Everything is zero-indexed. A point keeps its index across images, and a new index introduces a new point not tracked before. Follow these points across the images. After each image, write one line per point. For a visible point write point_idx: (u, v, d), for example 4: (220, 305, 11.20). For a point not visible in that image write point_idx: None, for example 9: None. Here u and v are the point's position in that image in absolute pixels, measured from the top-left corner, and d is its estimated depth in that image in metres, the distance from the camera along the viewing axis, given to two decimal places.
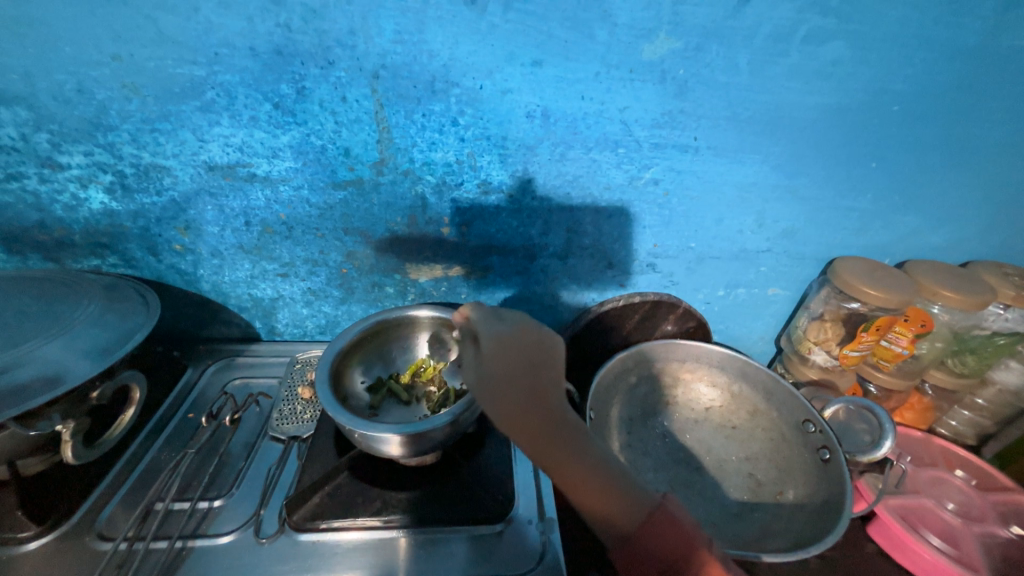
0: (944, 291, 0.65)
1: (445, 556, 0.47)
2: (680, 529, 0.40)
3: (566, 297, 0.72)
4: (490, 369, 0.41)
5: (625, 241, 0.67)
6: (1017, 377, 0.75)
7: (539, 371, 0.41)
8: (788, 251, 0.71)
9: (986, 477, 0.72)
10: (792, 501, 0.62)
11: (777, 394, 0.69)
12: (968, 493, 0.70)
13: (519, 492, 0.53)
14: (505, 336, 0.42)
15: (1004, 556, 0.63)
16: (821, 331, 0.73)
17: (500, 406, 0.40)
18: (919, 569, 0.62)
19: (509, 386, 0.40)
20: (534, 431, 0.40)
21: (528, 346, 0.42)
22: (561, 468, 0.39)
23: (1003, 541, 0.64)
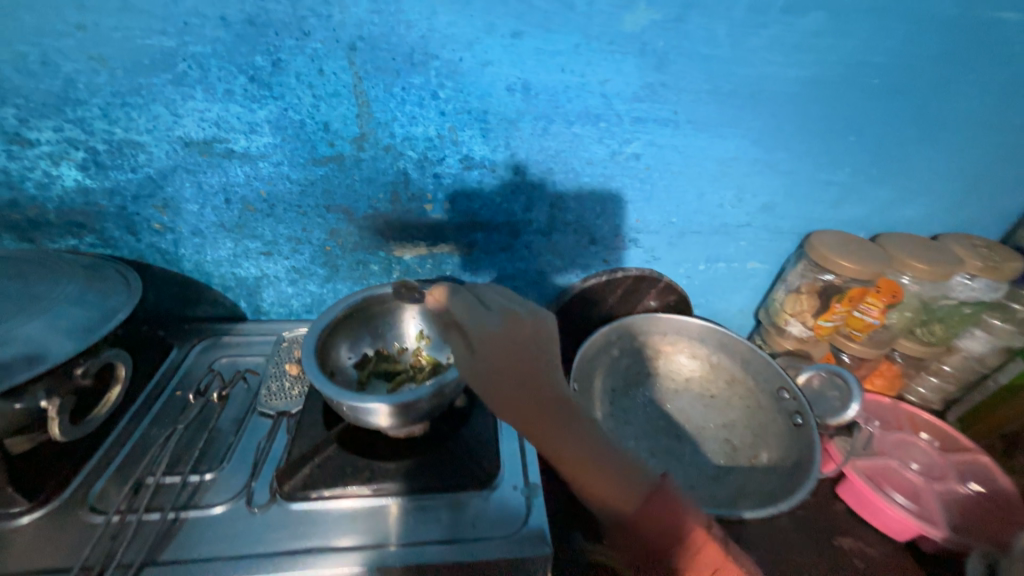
0: (914, 262, 0.68)
1: (433, 521, 0.49)
2: (672, 514, 0.41)
3: (550, 273, 0.73)
4: (484, 366, 0.45)
5: (608, 216, 0.68)
6: (981, 344, 0.78)
7: (527, 358, 0.46)
8: (767, 225, 0.73)
9: (948, 438, 0.76)
10: (766, 464, 0.65)
11: (754, 364, 0.73)
12: (931, 454, 0.74)
13: (505, 461, 0.54)
14: (487, 323, 0.46)
15: (961, 510, 0.67)
16: (798, 303, 0.75)
17: (489, 394, 0.46)
18: (883, 523, 0.67)
19: (498, 377, 0.45)
20: (526, 417, 0.45)
21: (512, 334, 0.46)
22: (552, 450, 0.45)
23: (960, 497, 0.69)
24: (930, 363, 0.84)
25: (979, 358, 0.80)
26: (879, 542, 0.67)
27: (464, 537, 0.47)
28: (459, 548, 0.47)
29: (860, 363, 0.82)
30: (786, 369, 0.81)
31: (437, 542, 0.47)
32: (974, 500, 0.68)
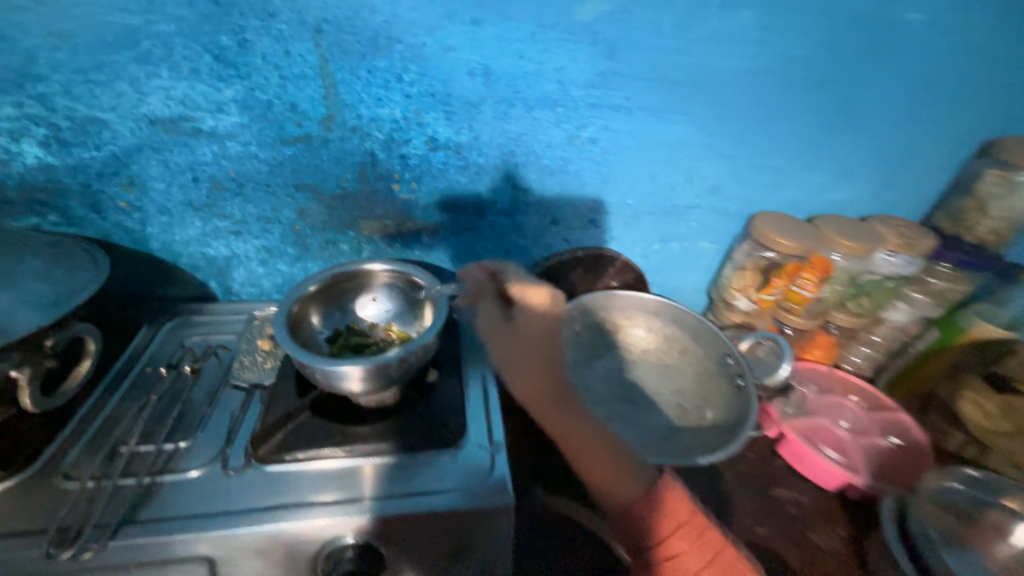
0: (841, 239, 0.76)
1: (403, 476, 0.52)
2: (673, 503, 0.52)
3: (516, 254, 0.77)
4: (521, 352, 0.61)
5: (568, 197, 0.72)
6: (904, 316, 0.86)
7: (549, 351, 0.62)
8: (715, 207, 0.79)
9: (874, 399, 0.84)
10: (712, 422, 0.72)
11: (703, 334, 0.79)
12: (858, 414, 0.82)
13: (471, 423, 0.58)
14: (542, 299, 0.62)
15: (880, 460, 0.75)
16: (742, 279, 0.83)
17: (525, 358, 0.61)
18: (815, 474, 0.75)
19: (539, 347, 0.62)
20: (551, 385, 0.60)
21: (557, 311, 0.63)
22: (567, 423, 0.57)
23: (881, 448, 0.77)
24: (859, 332, 0.91)
25: (901, 327, 0.87)
26: (811, 492, 0.75)
27: (432, 489, 0.51)
28: (428, 499, 0.50)
29: (799, 335, 0.89)
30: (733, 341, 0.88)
31: (407, 495, 0.50)
32: (893, 452, 0.76)
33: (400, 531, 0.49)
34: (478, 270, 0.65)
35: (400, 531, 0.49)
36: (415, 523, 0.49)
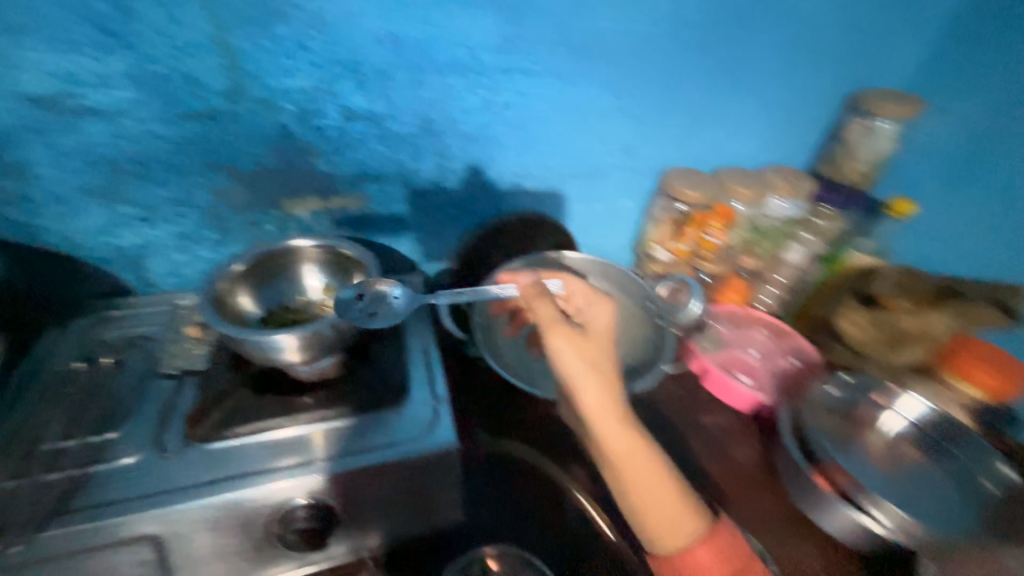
0: (739, 188, 0.86)
1: (349, 438, 0.54)
2: (731, 553, 0.53)
3: (447, 222, 0.79)
4: (589, 363, 0.59)
5: (492, 163, 0.75)
6: (800, 253, 0.93)
7: (615, 370, 0.61)
8: (630, 166, 0.85)
9: (779, 329, 0.91)
10: (639, 358, 0.80)
11: (627, 284, 0.87)
12: (768, 343, 0.89)
13: (414, 382, 0.61)
14: (606, 314, 0.68)
15: (787, 379, 0.84)
16: (660, 231, 0.92)
17: (601, 372, 0.59)
18: (734, 397, 0.84)
19: (613, 363, 0.61)
20: (619, 407, 0.58)
21: (615, 331, 0.67)
22: (635, 444, 0.56)
23: (786, 368, 0.85)
24: (763, 272, 0.98)
25: (799, 266, 0.95)
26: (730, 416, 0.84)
27: (379, 446, 0.53)
28: (377, 454, 0.52)
29: (715, 281, 0.99)
30: None
31: (354, 453, 0.52)
32: (796, 369, 0.85)
33: (351, 486, 0.52)
34: (530, 275, 0.74)
35: (352, 485, 0.52)
36: (365, 477, 0.52)
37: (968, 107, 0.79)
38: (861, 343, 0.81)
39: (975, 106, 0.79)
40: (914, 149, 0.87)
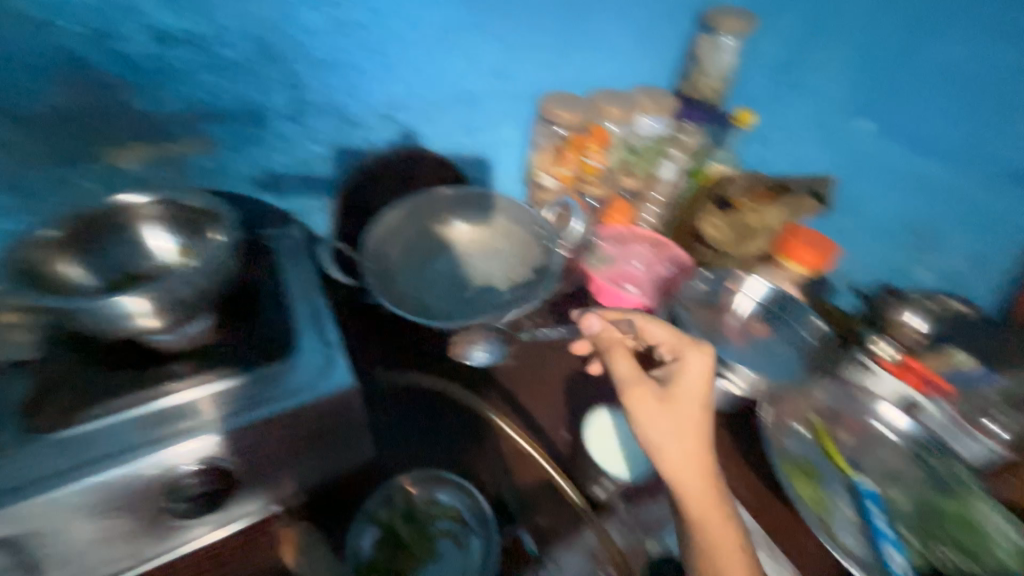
0: (608, 108, 0.91)
1: (235, 397, 0.50)
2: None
3: (314, 160, 0.77)
4: (679, 429, 0.58)
5: (349, 90, 0.73)
6: (672, 171, 0.99)
7: (705, 431, 0.60)
8: (502, 91, 0.86)
9: (658, 243, 0.99)
10: (537, 283, 0.83)
11: (517, 213, 0.89)
12: (649, 257, 0.97)
13: (303, 333, 0.57)
14: (702, 367, 0.62)
15: (665, 286, 0.92)
16: (542, 157, 0.94)
17: (692, 420, 0.59)
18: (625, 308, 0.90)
19: (704, 420, 0.60)
20: (705, 457, 0.59)
21: (711, 385, 0.62)
22: (710, 495, 0.57)
23: (663, 276, 0.94)
24: (643, 193, 1.02)
25: (672, 183, 1.00)
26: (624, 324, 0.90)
27: (271, 398, 0.51)
28: (269, 408, 0.50)
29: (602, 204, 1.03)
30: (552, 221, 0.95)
31: (244, 411, 0.50)
32: (672, 276, 0.94)
33: (248, 443, 0.50)
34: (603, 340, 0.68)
35: (248, 442, 0.50)
36: (261, 432, 0.51)
37: (979, 81, 0.72)
38: (721, 243, 0.91)
39: (1010, 54, 0.69)
40: (921, 83, 0.77)
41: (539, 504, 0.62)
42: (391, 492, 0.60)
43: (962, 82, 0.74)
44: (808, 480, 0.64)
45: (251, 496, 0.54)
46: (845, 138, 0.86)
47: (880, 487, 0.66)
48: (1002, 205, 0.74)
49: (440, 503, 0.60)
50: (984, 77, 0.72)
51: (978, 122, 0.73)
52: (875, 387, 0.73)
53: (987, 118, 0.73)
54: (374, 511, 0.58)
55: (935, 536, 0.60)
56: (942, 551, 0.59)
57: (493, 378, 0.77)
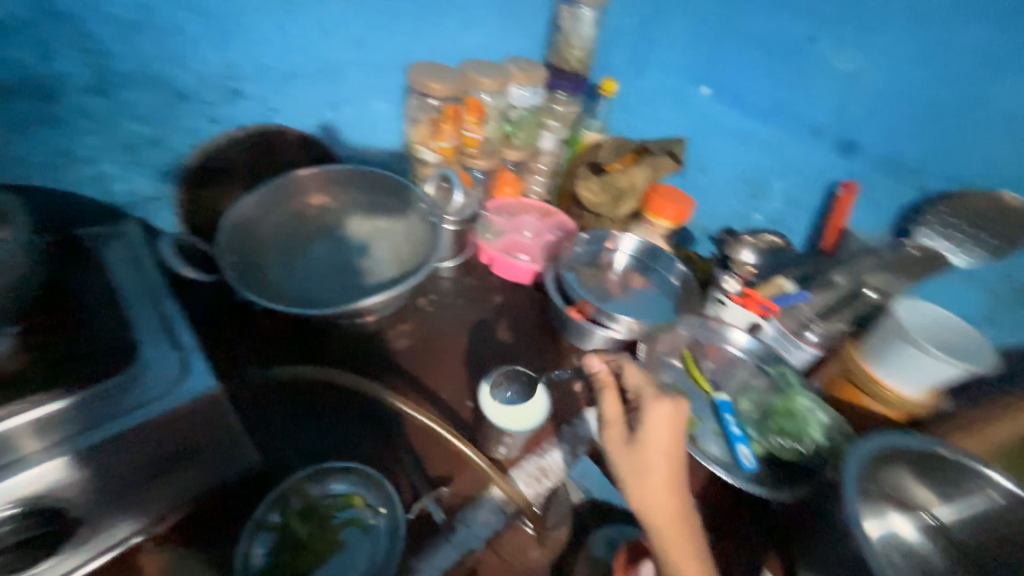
0: (480, 79, 0.90)
1: (68, 421, 0.43)
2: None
3: (142, 143, 0.68)
4: (650, 473, 0.57)
5: (177, 61, 0.65)
6: (551, 142, 1.04)
7: (678, 472, 0.58)
8: (366, 61, 0.82)
9: (544, 209, 1.03)
10: (422, 258, 0.81)
11: (398, 190, 0.86)
12: (537, 224, 1.01)
13: (146, 339, 0.51)
14: (669, 418, 0.60)
15: (551, 249, 0.97)
16: (419, 131, 0.91)
17: (654, 473, 0.57)
18: (518, 274, 0.94)
19: (675, 473, 0.57)
20: (676, 511, 0.56)
21: (683, 436, 0.60)
22: (686, 552, 0.54)
23: (549, 241, 0.98)
24: (529, 164, 1.07)
25: (553, 153, 1.05)
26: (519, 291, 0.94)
27: (115, 415, 0.45)
28: (121, 423, 0.44)
29: (488, 177, 1.03)
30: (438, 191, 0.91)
31: (80, 435, 0.43)
32: (557, 240, 0.99)
33: (98, 465, 0.44)
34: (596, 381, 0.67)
35: (96, 465, 0.44)
36: (111, 452, 0.44)
37: (922, 87, 0.75)
38: (597, 206, 0.97)
39: (949, 59, 0.72)
40: (868, 97, 0.79)
41: (452, 479, 0.64)
42: (281, 495, 0.56)
43: (908, 91, 0.76)
44: None
45: (119, 523, 0.48)
46: (687, 103, 0.96)
47: (732, 399, 0.79)
48: (805, 155, 0.86)
49: (333, 494, 0.58)
50: (926, 84, 0.74)
51: (938, 127, 0.75)
52: (727, 318, 0.86)
53: (935, 122, 0.75)
54: (265, 517, 0.54)
55: (771, 429, 0.73)
56: (777, 440, 0.72)
57: (392, 361, 0.77)
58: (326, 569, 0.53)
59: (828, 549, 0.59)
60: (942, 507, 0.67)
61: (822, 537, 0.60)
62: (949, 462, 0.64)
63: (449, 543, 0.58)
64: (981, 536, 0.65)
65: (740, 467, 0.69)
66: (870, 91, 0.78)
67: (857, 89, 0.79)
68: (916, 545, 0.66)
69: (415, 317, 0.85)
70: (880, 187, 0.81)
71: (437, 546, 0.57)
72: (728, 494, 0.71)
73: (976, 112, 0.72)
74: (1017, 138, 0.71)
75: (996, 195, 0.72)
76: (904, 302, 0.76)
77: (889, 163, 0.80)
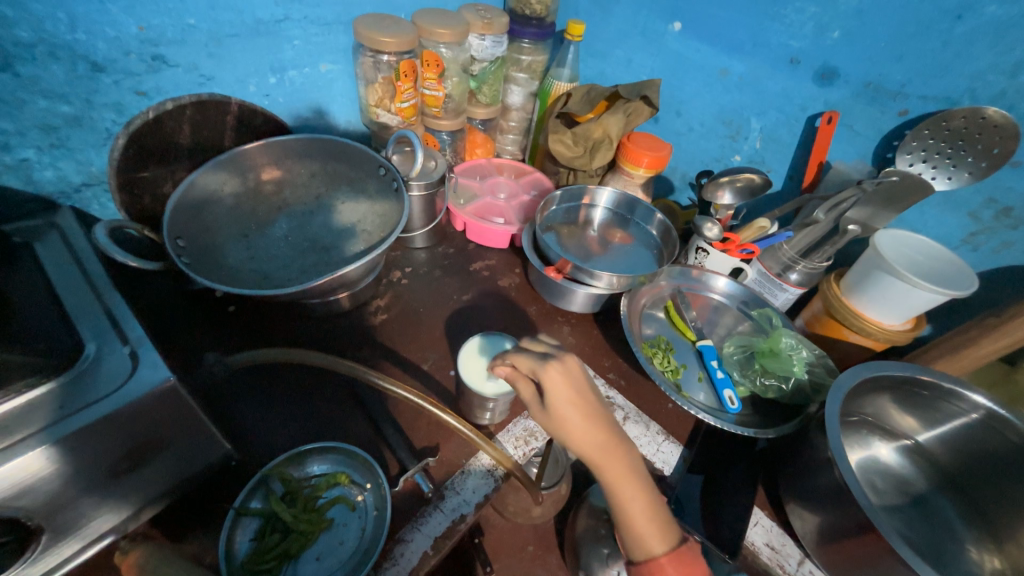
0: (437, 30, 0.79)
1: (41, 412, 0.41)
2: (696, 567, 0.47)
3: (66, 124, 0.63)
4: (568, 425, 0.49)
5: (87, 26, 0.58)
6: (519, 96, 1.02)
7: (599, 415, 0.50)
8: (308, 17, 0.75)
9: (518, 170, 1.00)
10: (387, 229, 0.77)
11: (356, 156, 0.79)
12: (512, 183, 0.97)
13: (92, 336, 0.48)
14: (564, 375, 0.50)
15: (526, 209, 0.93)
16: (374, 93, 0.83)
17: (576, 432, 0.49)
18: (494, 239, 0.91)
19: (596, 421, 0.49)
20: (612, 456, 0.48)
21: (586, 383, 0.51)
22: (631, 491, 0.48)
23: (525, 201, 0.94)
24: (500, 122, 1.07)
25: (522, 107, 1.04)
26: (496, 255, 0.92)
27: (70, 411, 0.41)
28: (92, 410, 0.42)
29: (455, 139, 0.96)
30: (399, 157, 0.81)
31: (51, 425, 0.40)
32: (533, 200, 0.95)
33: (71, 460, 0.41)
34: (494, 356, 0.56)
35: (55, 466, 0.40)
36: (68, 451, 0.41)
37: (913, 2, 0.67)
38: (570, 159, 0.92)
39: None
40: (853, 18, 0.71)
41: (436, 449, 0.63)
42: (261, 480, 0.55)
43: (898, 9, 0.68)
44: (663, 355, 0.74)
45: (95, 519, 0.46)
46: (657, 42, 0.89)
47: (716, 344, 0.79)
48: (785, 88, 0.80)
49: (315, 475, 0.58)
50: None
51: (929, 43, 0.68)
52: (709, 266, 0.84)
53: (927, 40, 0.68)
54: (246, 505, 0.53)
55: (755, 370, 0.73)
56: (762, 380, 0.72)
57: (370, 337, 0.74)
58: (314, 547, 0.53)
59: (817, 482, 0.59)
60: (921, 430, 0.69)
61: (809, 471, 0.60)
62: (930, 388, 0.64)
63: (439, 511, 0.57)
64: (962, 455, 0.66)
65: (725, 410, 0.70)
66: (847, 11, 0.71)
67: (834, 11, 0.72)
68: (896, 467, 0.68)
69: (390, 291, 0.82)
70: (863, 116, 0.76)
71: (427, 515, 0.56)
72: (715, 438, 0.72)
73: (962, 22, 0.65)
74: (1007, 46, 0.64)
75: (978, 110, 0.67)
76: (881, 233, 0.73)
77: (870, 90, 0.74)
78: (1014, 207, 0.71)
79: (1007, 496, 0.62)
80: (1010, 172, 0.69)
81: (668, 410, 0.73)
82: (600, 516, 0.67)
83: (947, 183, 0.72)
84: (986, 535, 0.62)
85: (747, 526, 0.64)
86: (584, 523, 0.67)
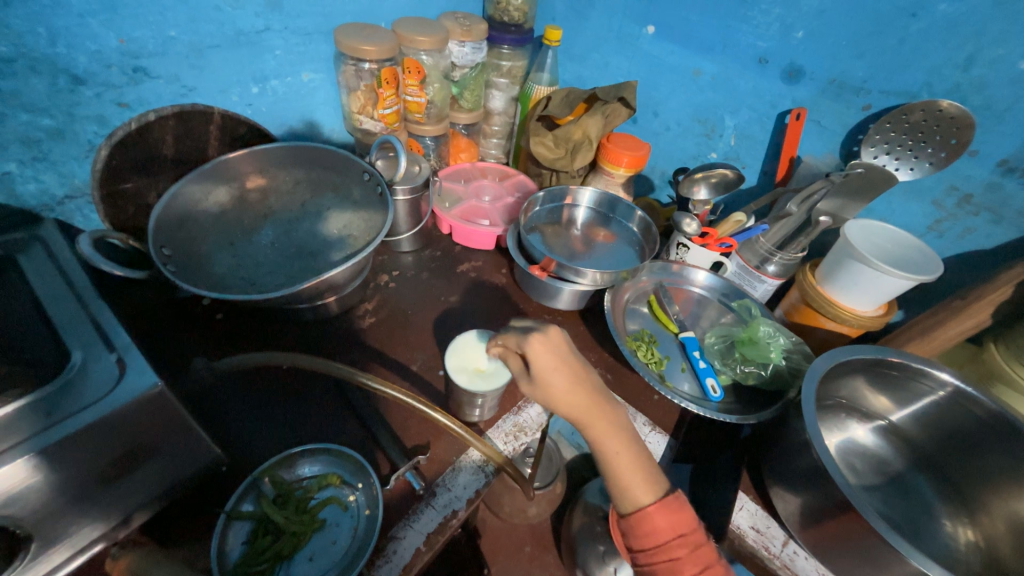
0: (417, 37, 0.81)
1: (22, 424, 0.41)
2: (682, 514, 0.50)
3: (48, 137, 0.63)
4: (555, 388, 0.51)
5: (67, 39, 0.59)
6: (501, 101, 1.04)
7: (583, 377, 0.52)
8: (288, 28, 0.76)
9: (502, 173, 1.02)
10: (371, 234, 0.79)
11: (340, 163, 0.80)
12: (496, 186, 0.99)
13: (81, 344, 0.48)
14: (547, 345, 0.53)
15: (510, 210, 0.95)
16: (357, 100, 0.85)
17: (562, 396, 0.51)
18: (479, 241, 0.92)
19: (581, 383, 0.52)
20: (598, 415, 0.51)
21: (568, 349, 0.53)
22: (616, 447, 0.51)
23: (509, 202, 0.96)
24: (483, 127, 1.09)
25: (504, 111, 1.06)
26: (482, 257, 0.93)
27: (57, 419, 0.42)
28: (78, 418, 0.42)
29: (439, 144, 0.98)
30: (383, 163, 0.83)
31: (37, 435, 0.40)
32: (517, 201, 0.97)
33: (58, 468, 0.41)
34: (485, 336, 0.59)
35: (42, 475, 0.41)
36: (54, 460, 0.41)
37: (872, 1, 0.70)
38: (552, 161, 0.94)
39: None
40: (816, 18, 0.74)
41: (427, 447, 0.64)
42: (252, 483, 0.55)
43: (859, 8, 0.71)
44: (647, 347, 0.76)
45: (83, 527, 0.46)
46: (632, 46, 0.92)
47: (698, 336, 0.81)
48: (755, 86, 0.83)
49: (307, 476, 0.58)
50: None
51: (888, 41, 0.71)
52: (690, 260, 0.86)
53: (887, 37, 0.71)
54: (237, 508, 0.54)
55: (736, 358, 0.75)
56: (743, 368, 0.74)
57: (360, 341, 0.75)
58: (308, 546, 0.54)
59: (798, 465, 0.60)
60: (894, 411, 0.71)
61: (789, 454, 0.62)
62: (899, 369, 0.67)
63: (431, 507, 0.58)
64: (935, 433, 0.68)
65: (708, 399, 0.72)
66: (810, 12, 0.74)
67: (797, 12, 0.75)
68: (874, 448, 0.71)
69: (378, 294, 0.83)
70: (829, 112, 0.79)
71: (418, 512, 0.57)
72: (701, 428, 0.74)
73: (916, 19, 0.68)
74: (959, 41, 0.67)
75: (934, 103, 0.70)
76: (852, 222, 0.76)
77: (834, 86, 0.77)
78: (974, 194, 0.74)
79: (979, 471, 0.64)
80: (969, 161, 0.72)
81: (655, 403, 0.75)
82: (595, 513, 0.68)
83: (910, 174, 0.76)
84: (962, 510, 0.65)
85: (733, 511, 0.65)
86: (580, 519, 0.69)
